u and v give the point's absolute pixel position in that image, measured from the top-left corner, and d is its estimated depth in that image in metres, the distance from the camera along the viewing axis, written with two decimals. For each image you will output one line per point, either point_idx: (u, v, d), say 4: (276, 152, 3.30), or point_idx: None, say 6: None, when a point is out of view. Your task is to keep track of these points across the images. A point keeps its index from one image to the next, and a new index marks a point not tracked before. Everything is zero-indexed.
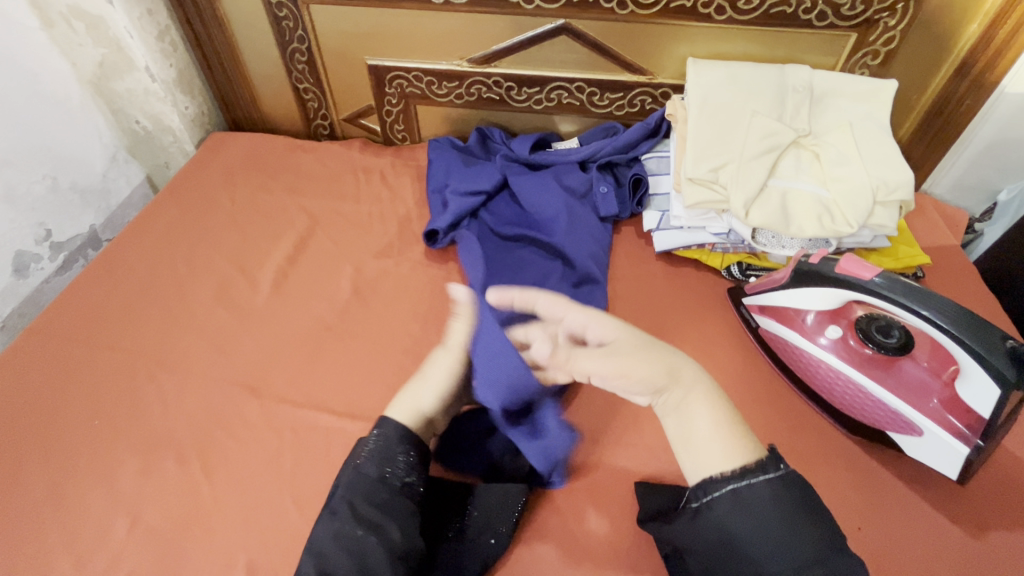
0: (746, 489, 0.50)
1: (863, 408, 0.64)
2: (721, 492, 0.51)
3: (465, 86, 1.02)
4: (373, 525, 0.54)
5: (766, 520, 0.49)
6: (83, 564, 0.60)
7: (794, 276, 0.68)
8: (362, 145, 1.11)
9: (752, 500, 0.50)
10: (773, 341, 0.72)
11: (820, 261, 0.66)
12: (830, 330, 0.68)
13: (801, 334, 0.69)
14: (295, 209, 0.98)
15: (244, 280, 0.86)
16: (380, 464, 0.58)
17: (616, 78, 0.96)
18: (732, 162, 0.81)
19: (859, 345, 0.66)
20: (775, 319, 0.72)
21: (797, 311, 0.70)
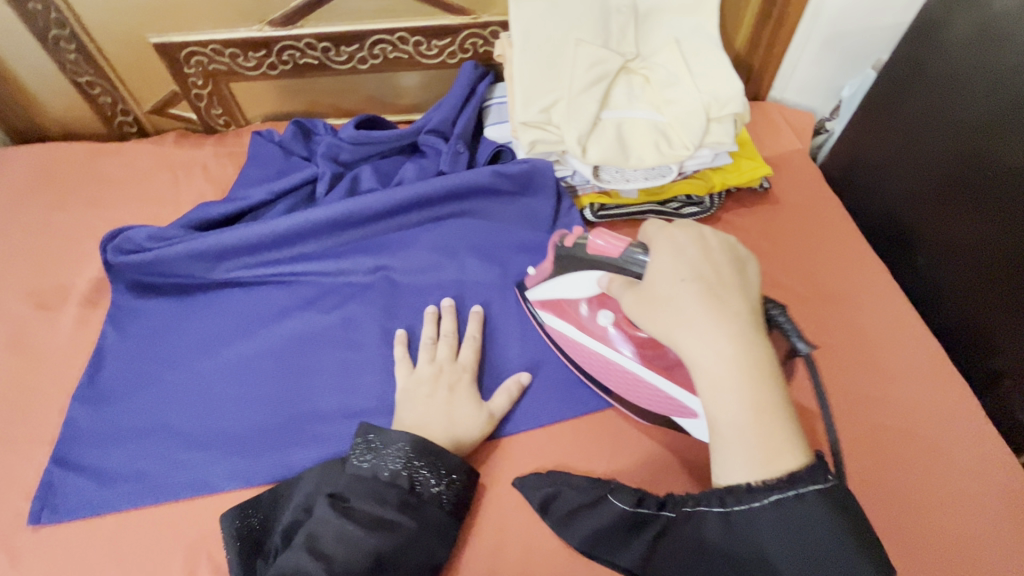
0: (789, 499, 0.40)
1: (646, 395, 0.62)
2: (759, 503, 0.41)
3: (276, 54, 0.89)
4: (348, 548, 0.49)
5: (808, 542, 0.39)
6: None
7: (558, 263, 0.65)
8: (177, 138, 0.98)
9: (793, 515, 0.40)
10: (556, 336, 0.68)
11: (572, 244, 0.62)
12: (602, 315, 0.63)
13: (575, 328, 0.65)
14: (103, 225, 0.86)
15: (44, 320, 0.74)
16: (393, 466, 0.55)
17: (438, 23, 0.87)
18: (563, 99, 0.76)
19: (630, 328, 0.61)
20: (553, 311, 0.68)
21: (568, 302, 0.66)
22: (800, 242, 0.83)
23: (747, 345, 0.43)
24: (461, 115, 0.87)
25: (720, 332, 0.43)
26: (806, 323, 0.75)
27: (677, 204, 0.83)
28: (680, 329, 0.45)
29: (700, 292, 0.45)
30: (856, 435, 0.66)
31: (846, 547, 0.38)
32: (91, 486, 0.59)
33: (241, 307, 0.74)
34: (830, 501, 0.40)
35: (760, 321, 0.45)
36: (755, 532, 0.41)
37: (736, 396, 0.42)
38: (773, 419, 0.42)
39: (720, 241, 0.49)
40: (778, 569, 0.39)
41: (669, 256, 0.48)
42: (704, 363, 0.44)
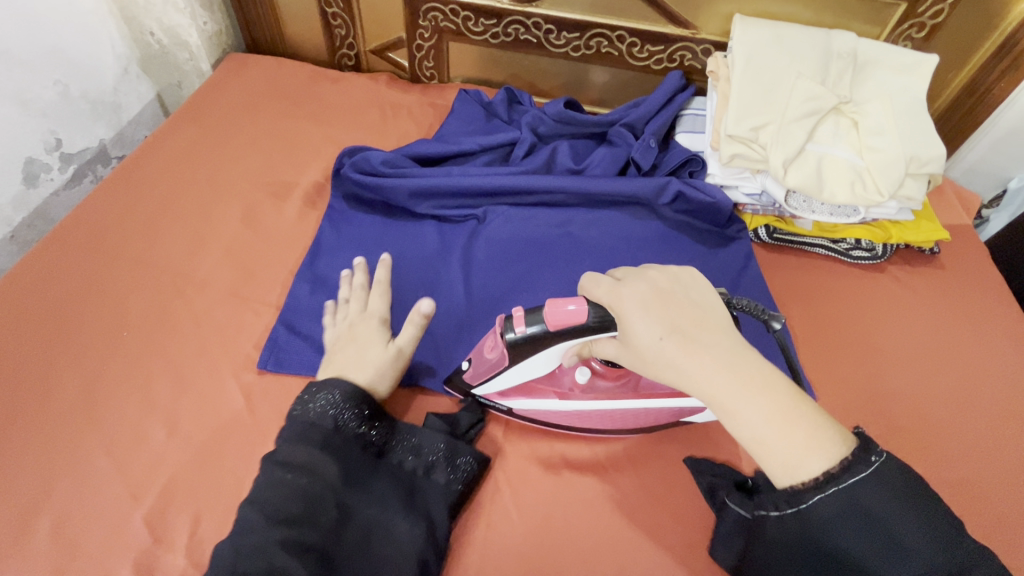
0: (841, 492, 0.40)
1: (648, 417, 0.63)
2: (815, 501, 0.41)
3: (503, 25, 0.98)
4: (301, 499, 0.51)
5: (870, 518, 0.40)
6: (125, 469, 0.58)
7: (507, 354, 0.57)
8: (388, 79, 1.08)
9: (854, 500, 0.40)
10: (534, 419, 0.65)
11: (522, 332, 0.55)
12: (579, 373, 0.62)
13: (557, 401, 0.63)
14: (322, 138, 0.96)
15: (273, 207, 0.85)
16: (323, 409, 0.56)
17: (659, 30, 0.94)
18: (773, 123, 0.81)
19: (591, 364, 0.61)
20: (522, 395, 0.64)
21: (534, 381, 0.63)
22: (963, 308, 0.85)
23: (727, 361, 0.45)
24: (658, 117, 0.93)
25: (699, 360, 0.45)
26: (959, 382, 0.78)
27: (848, 245, 0.86)
28: (677, 360, 0.45)
29: (675, 340, 0.46)
30: (1010, 499, 0.67)
31: (926, 524, 0.39)
32: (309, 351, 0.68)
33: (439, 241, 0.83)
34: (882, 478, 0.40)
35: (730, 331, 0.48)
36: (827, 518, 0.41)
37: (745, 402, 0.43)
38: (791, 416, 0.43)
39: (669, 281, 0.50)
40: (864, 565, 0.39)
41: (636, 309, 0.48)
42: (722, 403, 0.44)
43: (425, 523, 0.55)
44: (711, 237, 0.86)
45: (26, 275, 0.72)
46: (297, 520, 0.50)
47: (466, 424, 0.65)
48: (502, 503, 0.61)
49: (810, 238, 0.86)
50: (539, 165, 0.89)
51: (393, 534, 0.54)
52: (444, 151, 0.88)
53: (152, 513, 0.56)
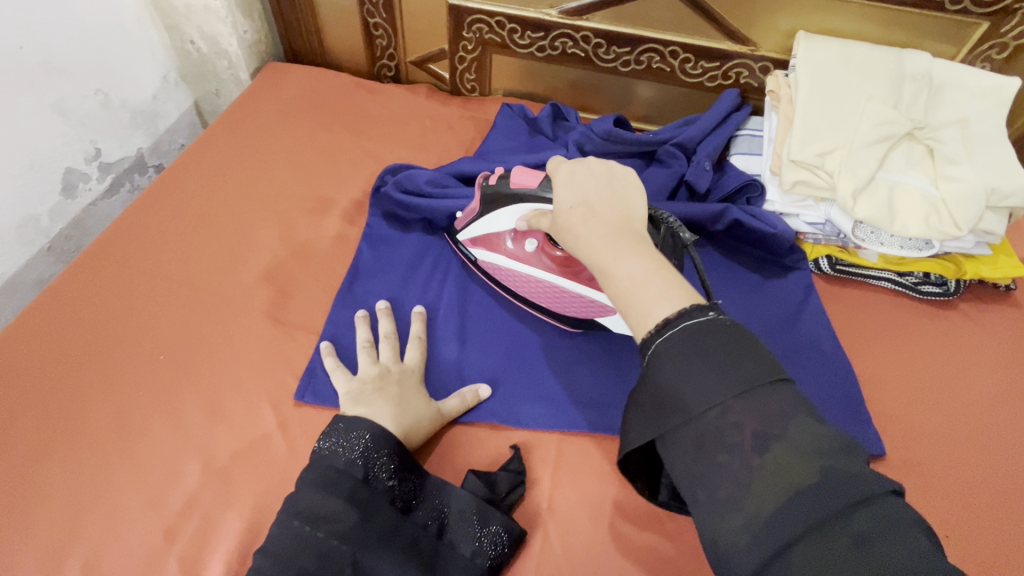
0: (679, 332, 0.40)
1: (584, 308, 0.68)
2: (656, 344, 0.41)
3: (550, 39, 0.95)
4: (318, 559, 0.49)
5: (707, 370, 0.38)
6: (158, 504, 0.55)
7: (481, 204, 0.71)
8: (428, 92, 1.05)
9: (694, 341, 0.39)
10: (495, 274, 0.74)
11: (495, 179, 0.69)
12: (528, 244, 0.69)
13: (508, 257, 0.71)
14: (361, 152, 0.93)
15: (312, 224, 0.82)
16: (354, 458, 0.54)
17: (715, 46, 0.90)
18: (842, 149, 0.76)
19: (550, 248, 0.69)
20: (484, 248, 0.73)
21: (495, 236, 0.71)
22: None
23: (614, 233, 0.47)
24: (711, 137, 0.88)
25: (589, 230, 0.48)
26: None
27: (916, 279, 0.80)
28: (580, 226, 0.48)
29: (583, 211, 0.49)
30: None
31: (721, 373, 0.37)
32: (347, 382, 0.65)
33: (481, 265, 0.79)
34: (711, 329, 0.39)
35: (635, 224, 0.49)
36: (683, 375, 0.38)
37: (626, 263, 0.45)
38: (665, 281, 0.44)
39: (608, 168, 0.53)
40: (689, 409, 0.37)
41: (564, 181, 0.53)
42: (606, 265, 0.46)
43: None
44: (769, 269, 0.82)
45: (60, 291, 0.70)
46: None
47: (509, 483, 0.59)
48: (550, 566, 0.55)
49: (874, 270, 0.81)
50: None
51: None
52: (488, 170, 0.85)
53: (186, 555, 0.53)
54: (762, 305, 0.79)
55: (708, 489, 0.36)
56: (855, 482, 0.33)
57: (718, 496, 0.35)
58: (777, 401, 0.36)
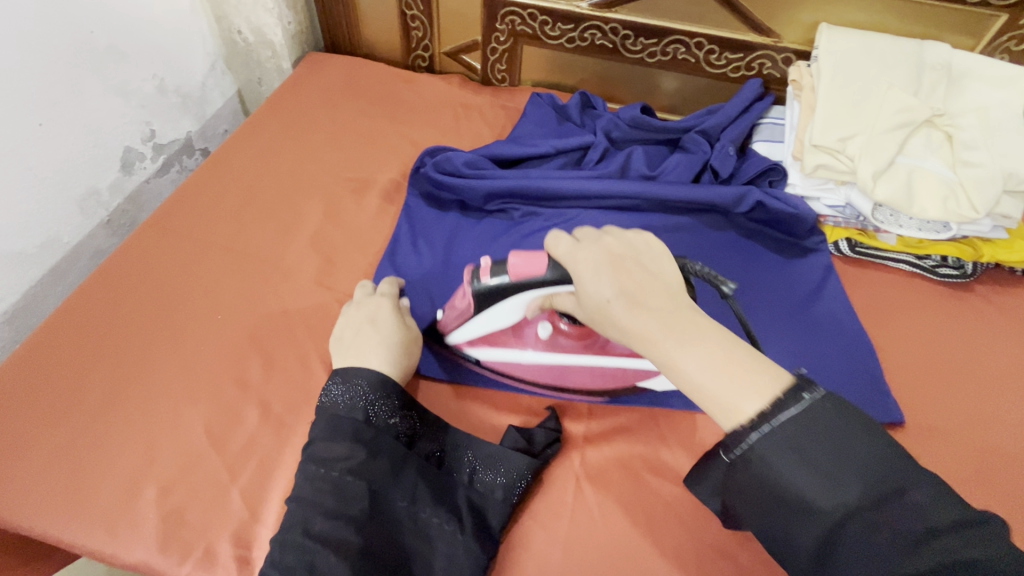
0: (777, 424, 0.40)
1: (599, 377, 0.66)
2: (753, 437, 0.40)
3: (580, 30, 0.99)
4: (336, 494, 0.52)
5: (814, 446, 0.39)
6: (222, 445, 0.61)
7: (476, 300, 0.62)
8: (460, 81, 1.10)
9: (800, 432, 0.39)
10: (501, 372, 0.69)
11: (489, 275, 0.60)
12: (541, 328, 0.66)
13: (520, 353, 0.67)
14: (398, 136, 0.98)
15: (354, 201, 0.87)
16: (353, 403, 0.58)
17: (740, 38, 0.93)
18: (862, 134, 0.79)
19: (557, 321, 0.65)
20: (486, 344, 0.68)
21: (500, 332, 0.67)
22: None
23: (671, 320, 0.45)
24: (735, 125, 0.92)
25: (647, 321, 0.45)
26: None
27: (934, 262, 0.83)
28: (632, 316, 0.45)
29: (628, 301, 0.46)
30: None
31: (830, 453, 0.38)
32: None
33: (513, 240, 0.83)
34: (814, 414, 0.40)
35: (680, 298, 0.48)
36: (785, 465, 0.39)
37: (689, 356, 0.44)
38: (734, 364, 0.43)
39: (621, 246, 0.49)
40: (803, 494, 0.38)
41: (589, 270, 0.48)
42: (674, 354, 0.44)
43: (457, 518, 0.55)
44: (790, 249, 0.85)
45: (126, 256, 0.75)
46: (332, 512, 0.51)
47: (544, 439, 0.63)
48: (581, 512, 0.59)
49: (893, 253, 0.84)
50: (615, 170, 0.89)
51: (428, 528, 0.54)
52: (521, 153, 0.90)
53: (249, 490, 0.58)
54: (782, 284, 0.82)
55: (807, 538, 0.39)
56: (971, 554, 0.35)
57: (814, 537, 0.38)
58: (879, 464, 0.38)
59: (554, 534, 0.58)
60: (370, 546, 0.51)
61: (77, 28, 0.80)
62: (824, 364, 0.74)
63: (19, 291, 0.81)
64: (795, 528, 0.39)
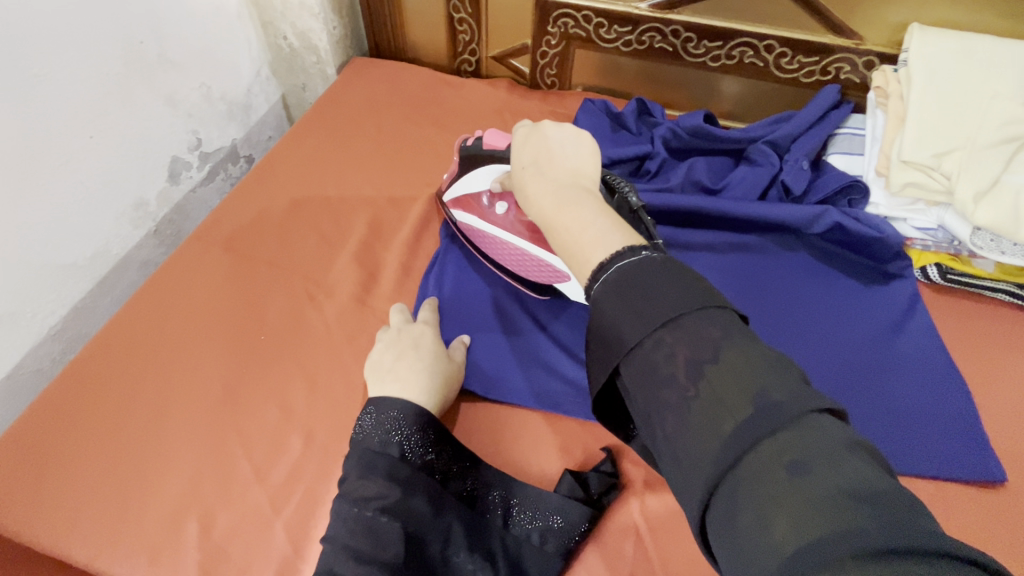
0: (621, 270, 0.38)
1: (530, 268, 0.69)
2: (594, 285, 0.39)
3: (638, 33, 0.93)
4: (371, 537, 0.48)
5: (646, 288, 0.36)
6: (265, 475, 0.59)
7: (461, 163, 0.72)
8: (508, 86, 1.05)
9: (633, 275, 0.37)
10: (470, 235, 0.75)
11: (472, 141, 0.71)
12: (500, 205, 0.70)
13: (482, 218, 0.72)
14: (444, 145, 0.95)
15: (399, 214, 0.84)
16: (388, 435, 0.54)
17: (816, 40, 0.85)
18: (961, 150, 0.71)
19: (521, 212, 0.69)
20: (461, 207, 0.74)
21: (471, 197, 0.73)
22: None
23: (557, 189, 0.47)
24: (809, 135, 0.84)
25: (537, 187, 0.49)
26: None
27: None
28: (529, 183, 0.50)
29: (531, 168, 0.51)
30: None
31: (664, 300, 0.35)
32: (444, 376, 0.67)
33: None
34: (644, 263, 0.38)
35: (583, 181, 0.49)
36: (621, 314, 0.36)
37: (568, 215, 0.45)
38: (607, 229, 0.42)
39: (563, 129, 0.53)
40: (623, 341, 0.36)
41: (523, 144, 0.54)
42: (547, 214, 0.47)
43: (489, 563, 0.52)
44: (867, 274, 0.78)
45: (173, 271, 0.75)
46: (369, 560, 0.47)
47: (599, 486, 0.58)
48: (643, 570, 0.54)
49: (990, 282, 0.74)
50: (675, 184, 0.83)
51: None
52: None
53: (293, 524, 0.56)
54: (860, 314, 0.74)
55: (678, 445, 0.32)
56: (789, 403, 0.30)
57: (685, 457, 0.32)
58: (716, 324, 0.34)
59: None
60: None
61: (128, 38, 0.80)
62: (907, 405, 0.67)
63: (70, 303, 0.81)
64: (634, 391, 0.35)
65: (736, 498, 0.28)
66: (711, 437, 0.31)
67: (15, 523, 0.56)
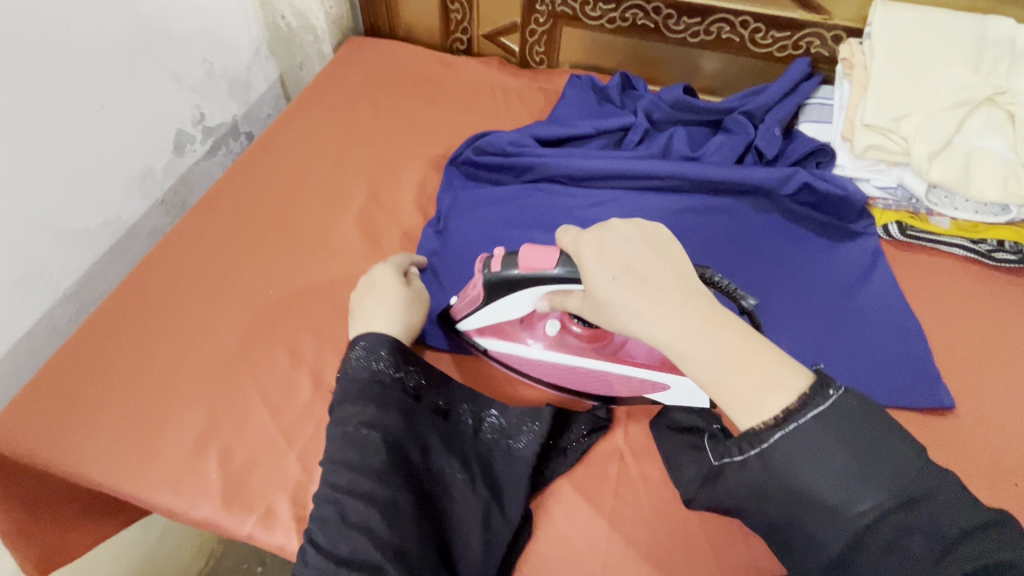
0: (799, 429, 0.39)
1: (599, 386, 0.65)
2: (770, 443, 0.40)
3: (621, 10, 0.98)
4: (356, 449, 0.52)
5: (855, 441, 0.38)
6: (278, 412, 0.63)
7: (485, 291, 0.60)
8: (498, 63, 1.10)
9: (840, 420, 0.39)
10: (506, 362, 0.69)
11: (498, 268, 0.57)
12: (549, 327, 0.66)
13: (532, 348, 0.67)
14: (438, 118, 0.99)
15: (396, 182, 0.89)
16: (366, 362, 0.57)
17: (787, 15, 0.91)
18: (918, 113, 0.77)
19: (574, 327, 0.64)
20: (496, 337, 0.68)
21: (509, 325, 0.67)
22: None
23: (682, 305, 0.43)
24: (781, 105, 0.89)
25: (648, 303, 0.43)
26: None
27: (990, 246, 0.79)
28: (637, 303, 0.43)
29: (629, 280, 0.44)
30: None
31: (871, 459, 0.38)
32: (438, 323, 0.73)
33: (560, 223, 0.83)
34: (839, 411, 0.39)
35: (694, 282, 0.45)
36: (812, 466, 0.38)
37: (687, 332, 0.42)
38: (751, 363, 0.41)
39: (636, 226, 0.48)
40: (821, 499, 0.38)
41: (590, 252, 0.47)
42: (676, 346, 0.42)
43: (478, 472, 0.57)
44: (834, 231, 0.84)
45: (183, 234, 0.79)
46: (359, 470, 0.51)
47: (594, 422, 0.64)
48: (626, 488, 0.60)
49: (947, 238, 0.80)
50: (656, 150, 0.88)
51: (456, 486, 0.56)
52: (561, 134, 0.90)
53: (305, 454, 0.61)
54: (827, 267, 0.80)
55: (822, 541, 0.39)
56: (953, 521, 0.37)
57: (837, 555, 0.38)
58: (895, 459, 0.38)
59: (600, 509, 0.59)
60: (398, 497, 0.51)
61: (135, 13, 0.83)
62: (864, 342, 0.73)
63: (83, 267, 0.85)
64: (809, 524, 0.39)
65: (859, 550, 0.37)
66: (895, 562, 0.37)
67: (45, 457, 0.60)
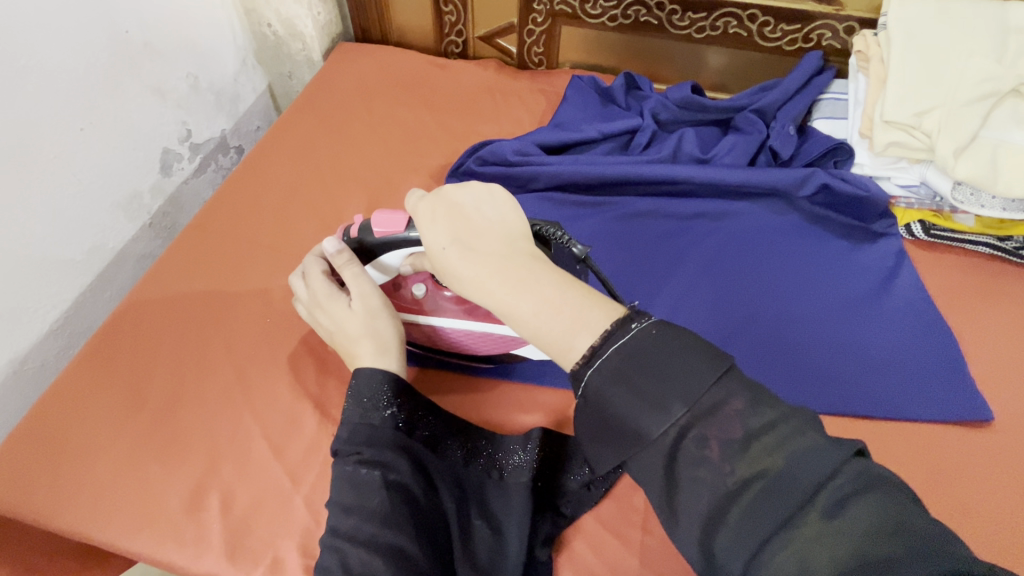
0: (623, 361, 0.36)
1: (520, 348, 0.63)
2: (607, 388, 0.35)
3: (623, 7, 0.94)
4: (355, 490, 0.48)
5: (672, 371, 0.35)
6: (283, 451, 0.60)
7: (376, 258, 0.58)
8: (496, 65, 1.05)
9: (656, 352, 0.35)
10: (428, 336, 0.65)
11: (382, 234, 0.56)
12: (442, 293, 0.62)
13: (443, 319, 0.63)
14: (435, 126, 0.95)
15: (395, 196, 0.85)
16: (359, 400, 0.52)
17: (798, 7, 0.87)
18: (941, 107, 0.73)
19: None
20: (412, 311, 0.64)
21: (417, 295, 0.63)
22: None
23: (502, 267, 0.40)
24: (794, 102, 0.86)
25: (476, 270, 0.40)
26: None
27: (1017, 243, 0.76)
28: (471, 271, 0.40)
29: (457, 249, 0.41)
30: None
31: (691, 387, 0.34)
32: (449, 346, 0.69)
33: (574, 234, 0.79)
34: (655, 341, 0.36)
35: (518, 243, 0.42)
36: (648, 405, 0.34)
37: (518, 298, 0.39)
38: (563, 313, 0.38)
39: (463, 187, 0.44)
40: (662, 438, 0.34)
41: (425, 220, 0.44)
42: (504, 306, 0.39)
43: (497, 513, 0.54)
44: (854, 232, 0.80)
45: (174, 260, 0.75)
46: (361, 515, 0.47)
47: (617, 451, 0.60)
48: (654, 518, 0.57)
49: (972, 235, 0.78)
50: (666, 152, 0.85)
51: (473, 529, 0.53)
52: (567, 138, 0.86)
53: (313, 496, 0.57)
54: (849, 270, 0.77)
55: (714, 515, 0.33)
56: (826, 458, 0.32)
57: (719, 521, 0.32)
58: (741, 395, 0.34)
59: (629, 543, 0.56)
60: (406, 544, 0.47)
61: (113, 27, 0.79)
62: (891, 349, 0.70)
63: (69, 298, 0.81)
64: (680, 481, 0.34)
65: (733, 504, 0.32)
66: (775, 515, 0.31)
67: (35, 509, 0.57)
